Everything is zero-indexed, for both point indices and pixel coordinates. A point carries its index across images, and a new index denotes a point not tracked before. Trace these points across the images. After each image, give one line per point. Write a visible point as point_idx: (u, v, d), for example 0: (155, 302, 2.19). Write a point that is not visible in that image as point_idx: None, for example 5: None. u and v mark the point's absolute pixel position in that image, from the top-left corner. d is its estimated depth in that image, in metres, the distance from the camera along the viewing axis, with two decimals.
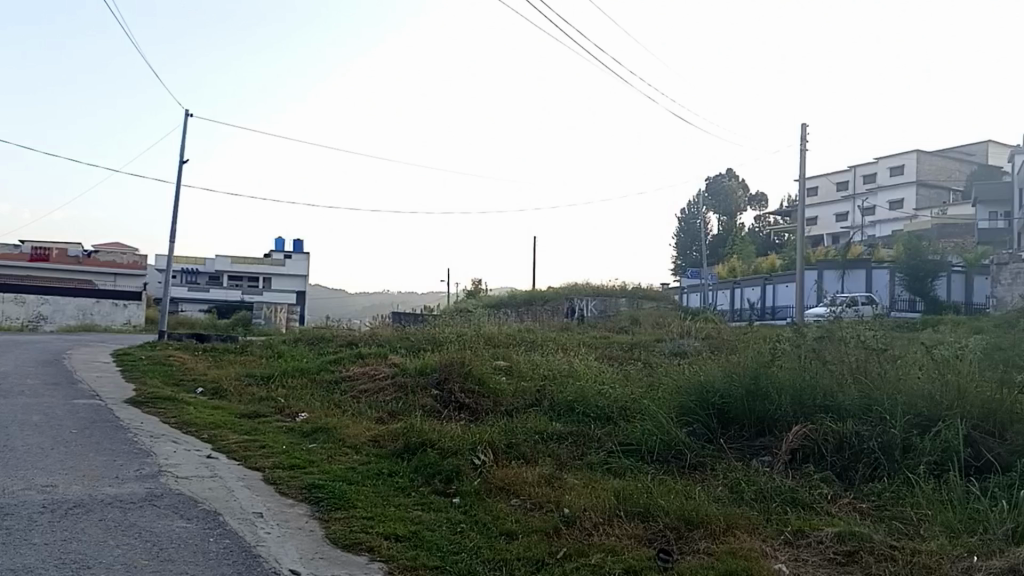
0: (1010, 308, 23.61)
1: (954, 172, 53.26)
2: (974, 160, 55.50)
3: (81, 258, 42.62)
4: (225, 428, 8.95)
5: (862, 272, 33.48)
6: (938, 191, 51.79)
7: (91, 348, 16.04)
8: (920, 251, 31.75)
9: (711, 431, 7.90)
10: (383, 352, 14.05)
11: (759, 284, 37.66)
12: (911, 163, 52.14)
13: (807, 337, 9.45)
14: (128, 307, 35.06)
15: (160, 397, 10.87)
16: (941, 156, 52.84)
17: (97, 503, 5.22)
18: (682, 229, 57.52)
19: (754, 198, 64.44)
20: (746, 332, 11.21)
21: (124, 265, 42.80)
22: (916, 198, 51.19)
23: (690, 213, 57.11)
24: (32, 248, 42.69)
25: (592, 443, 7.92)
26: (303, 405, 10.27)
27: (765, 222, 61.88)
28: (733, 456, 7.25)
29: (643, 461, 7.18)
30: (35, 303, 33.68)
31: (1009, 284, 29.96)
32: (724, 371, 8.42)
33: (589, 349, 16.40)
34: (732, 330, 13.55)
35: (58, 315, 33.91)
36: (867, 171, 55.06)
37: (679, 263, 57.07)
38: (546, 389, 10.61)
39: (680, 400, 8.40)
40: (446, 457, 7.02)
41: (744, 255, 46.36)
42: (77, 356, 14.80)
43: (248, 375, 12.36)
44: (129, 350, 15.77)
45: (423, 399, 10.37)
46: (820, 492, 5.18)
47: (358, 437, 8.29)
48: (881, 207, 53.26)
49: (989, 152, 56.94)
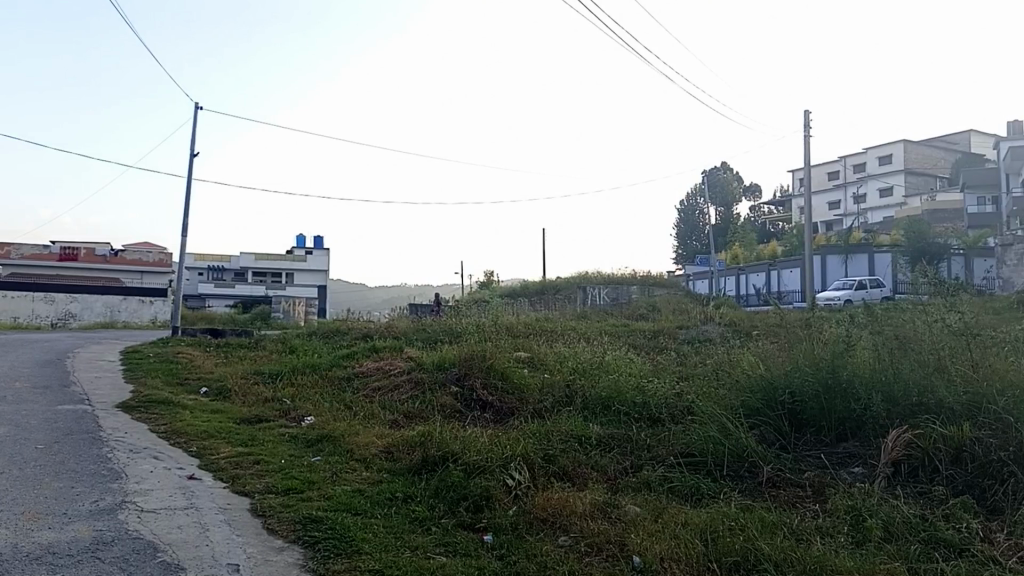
0: (1013, 290, 22.02)
1: (941, 161, 51.03)
2: (959, 149, 52.71)
3: (108, 257, 39.66)
4: (219, 437, 7.62)
5: (865, 256, 31.70)
6: (926, 179, 49.64)
7: (98, 345, 14.67)
8: (922, 235, 29.52)
9: (784, 438, 6.59)
10: (398, 345, 12.81)
11: (764, 270, 36.17)
12: (898, 152, 50.01)
13: (873, 315, 8.04)
14: (154, 305, 31.63)
15: (157, 396, 9.53)
16: (926, 145, 50.73)
17: (21, 559, 4.02)
18: (682, 219, 55.89)
19: (749, 190, 63.21)
20: (780, 319, 9.91)
21: (151, 263, 40.04)
22: (905, 185, 49.08)
23: (689, 204, 55.33)
24: (61, 248, 39.74)
25: (639, 455, 6.60)
26: (311, 407, 8.98)
27: (760, 212, 60.12)
28: (818, 468, 6.06)
29: (710, 478, 5.94)
30: (64, 302, 29.97)
31: (1015, 265, 26.79)
32: (792, 363, 7.07)
33: (611, 338, 15.20)
34: (775, 318, 12.34)
35: (87, 314, 30.02)
36: (856, 161, 52.99)
37: (679, 254, 55.59)
38: (575, 384, 9.34)
39: (739, 399, 7.09)
40: (471, 475, 5.81)
41: (745, 243, 44.79)
42: (82, 351, 13.49)
43: (255, 373, 11.04)
44: (139, 347, 14.34)
45: (442, 398, 9.15)
46: (981, 558, 4.15)
47: (369, 447, 7.07)
48: (873, 195, 51.06)
49: (973, 141, 53.73)
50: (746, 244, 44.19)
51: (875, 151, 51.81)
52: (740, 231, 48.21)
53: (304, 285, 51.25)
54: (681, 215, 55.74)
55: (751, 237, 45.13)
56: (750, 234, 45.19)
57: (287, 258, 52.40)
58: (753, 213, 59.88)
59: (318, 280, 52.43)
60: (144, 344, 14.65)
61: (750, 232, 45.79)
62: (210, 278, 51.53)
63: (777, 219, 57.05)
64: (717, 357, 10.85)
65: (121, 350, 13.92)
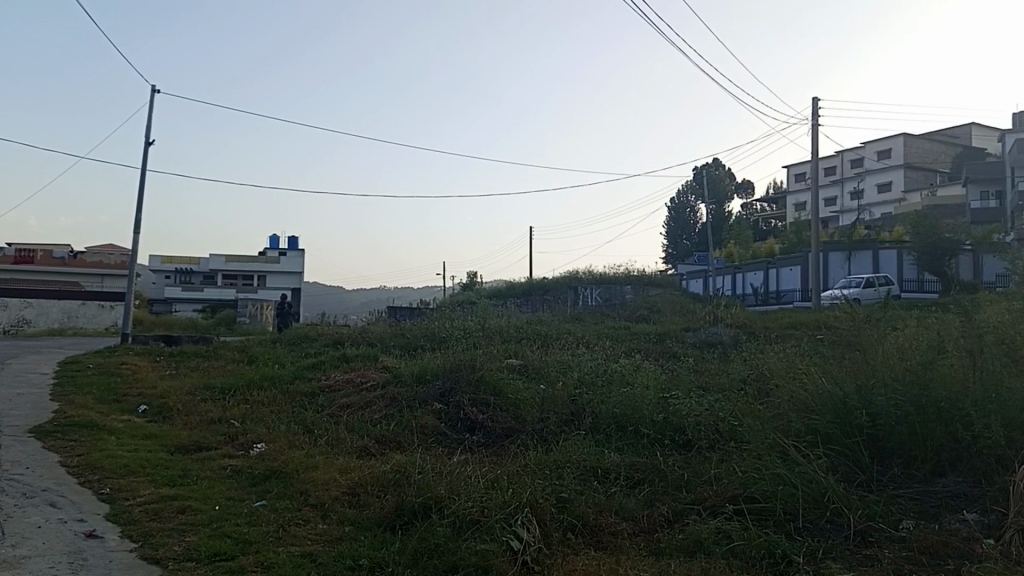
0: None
1: (942, 155, 49.75)
2: (959, 142, 51.37)
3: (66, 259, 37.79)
4: (142, 473, 6.05)
5: (869, 252, 30.49)
6: (925, 174, 48.42)
7: (35, 356, 13.03)
8: (934, 228, 28.15)
9: (864, 472, 5.48)
10: (373, 353, 11.25)
11: (763, 268, 34.86)
12: (897, 146, 49.14)
13: (955, 315, 6.80)
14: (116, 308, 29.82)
15: (81, 418, 7.95)
16: (927, 138, 49.44)
17: None
18: (673, 217, 54.54)
19: (740, 187, 61.90)
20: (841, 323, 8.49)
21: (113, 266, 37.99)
22: (905, 180, 47.86)
23: (681, 202, 54.04)
24: (15, 250, 37.98)
25: (682, 496, 5.37)
26: (266, 431, 7.44)
27: (753, 209, 58.77)
28: (912, 521, 4.78)
29: (774, 532, 4.65)
30: (16, 307, 28.28)
31: None
32: (866, 377, 5.88)
33: (614, 342, 13.73)
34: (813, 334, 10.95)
35: (42, 319, 28.33)
36: (854, 156, 51.79)
37: (670, 253, 54.32)
38: (583, 399, 7.96)
39: (804, 422, 5.95)
40: (463, 530, 4.40)
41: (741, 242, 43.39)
42: (14, 364, 11.85)
43: (204, 388, 9.45)
44: (82, 356, 12.75)
45: (423, 418, 7.67)
46: None
47: (331, 487, 5.57)
48: (871, 191, 49.78)
49: (973, 134, 52.27)
50: (742, 240, 42.93)
51: (874, 145, 50.54)
52: (733, 229, 46.83)
53: (277, 288, 49.54)
54: (673, 213, 54.42)
55: (744, 234, 43.81)
56: (745, 231, 43.71)
57: (259, 259, 50.62)
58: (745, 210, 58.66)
59: (291, 281, 50.47)
60: (86, 354, 13.00)
61: (743, 228, 44.64)
62: (177, 282, 49.92)
63: (770, 218, 55.86)
64: (752, 365, 9.45)
65: (58, 361, 12.27)
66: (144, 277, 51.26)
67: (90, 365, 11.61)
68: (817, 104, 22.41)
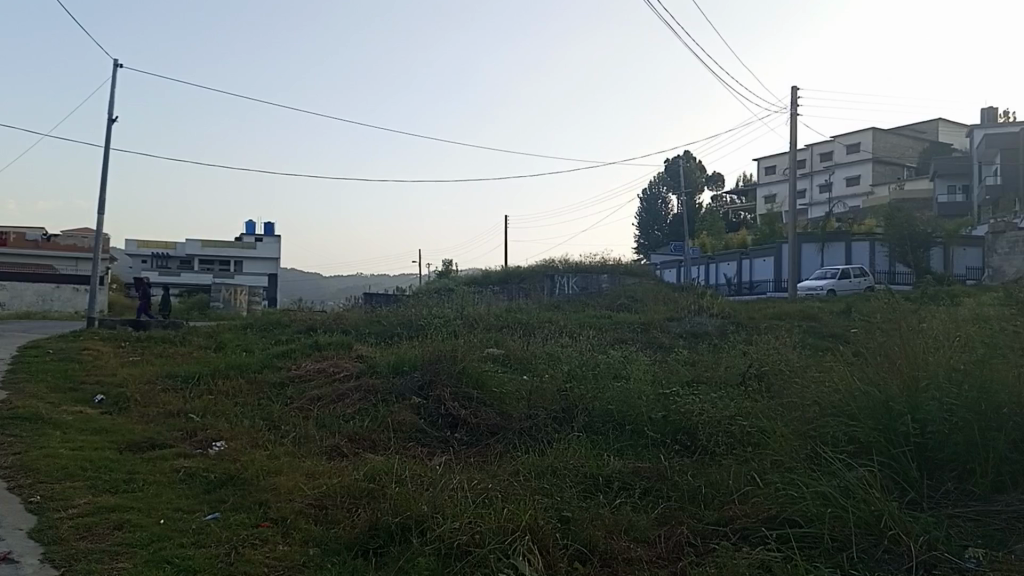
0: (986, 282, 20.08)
1: (909, 150, 49.39)
2: (926, 138, 50.99)
3: (39, 243, 35.82)
4: (83, 477, 5.28)
5: (841, 245, 29.58)
6: (893, 168, 48.00)
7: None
8: (905, 222, 27.67)
9: (911, 486, 4.72)
10: (347, 341, 10.50)
11: (736, 258, 34.37)
12: (866, 140, 48.49)
13: (989, 312, 6.13)
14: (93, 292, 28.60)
15: (25, 410, 7.15)
16: (894, 133, 49.06)
17: None
18: (645, 207, 53.87)
19: (713, 179, 61.26)
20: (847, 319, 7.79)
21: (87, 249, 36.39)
22: (872, 174, 47.46)
23: (653, 192, 53.36)
24: None
25: (703, 514, 4.67)
26: (228, 427, 6.68)
27: (724, 201, 58.21)
28: (976, 548, 4.05)
29: (814, 560, 3.93)
30: None
31: (1006, 255, 23.57)
32: (909, 377, 5.17)
33: (594, 332, 13.00)
34: (793, 336, 10.27)
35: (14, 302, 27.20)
36: (823, 150, 51.36)
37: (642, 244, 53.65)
38: (572, 395, 7.22)
39: (838, 428, 5.24)
40: (454, 563, 3.69)
41: (714, 232, 42.77)
42: None
43: (167, 377, 8.67)
44: (41, 340, 11.96)
45: (400, 414, 6.92)
46: None
47: (295, 497, 4.81)
48: (840, 184, 49.34)
49: (941, 130, 51.79)
50: (716, 231, 42.14)
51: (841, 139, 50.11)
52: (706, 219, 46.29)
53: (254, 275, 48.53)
54: (645, 203, 53.76)
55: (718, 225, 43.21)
56: (718, 223, 43.15)
57: (234, 244, 49.40)
58: (717, 202, 58.08)
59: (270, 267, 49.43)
60: (46, 339, 12.21)
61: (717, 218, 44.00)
62: (153, 266, 48.97)
63: (739, 210, 55.29)
64: (740, 362, 8.76)
65: (15, 346, 11.49)
66: (119, 261, 50.07)
67: (49, 349, 10.83)
68: (796, 92, 21.73)
